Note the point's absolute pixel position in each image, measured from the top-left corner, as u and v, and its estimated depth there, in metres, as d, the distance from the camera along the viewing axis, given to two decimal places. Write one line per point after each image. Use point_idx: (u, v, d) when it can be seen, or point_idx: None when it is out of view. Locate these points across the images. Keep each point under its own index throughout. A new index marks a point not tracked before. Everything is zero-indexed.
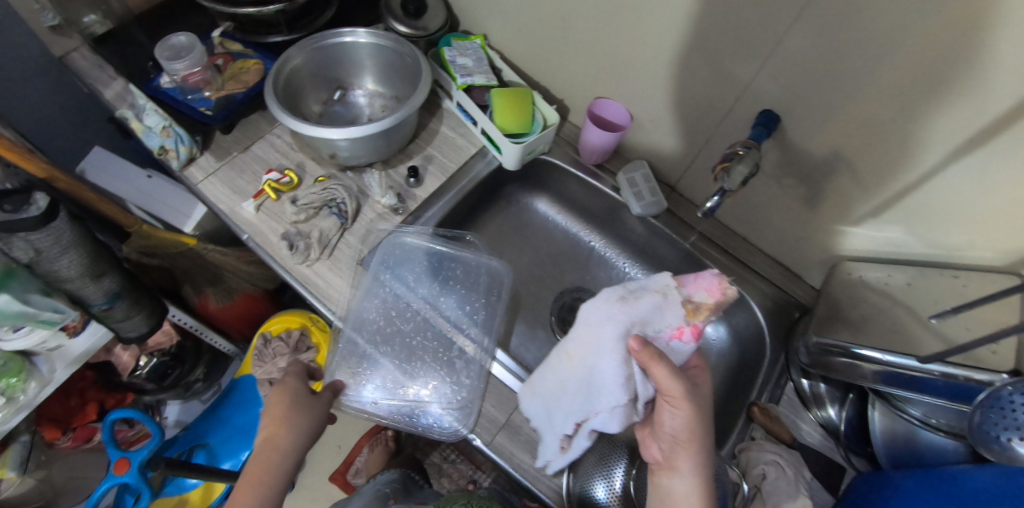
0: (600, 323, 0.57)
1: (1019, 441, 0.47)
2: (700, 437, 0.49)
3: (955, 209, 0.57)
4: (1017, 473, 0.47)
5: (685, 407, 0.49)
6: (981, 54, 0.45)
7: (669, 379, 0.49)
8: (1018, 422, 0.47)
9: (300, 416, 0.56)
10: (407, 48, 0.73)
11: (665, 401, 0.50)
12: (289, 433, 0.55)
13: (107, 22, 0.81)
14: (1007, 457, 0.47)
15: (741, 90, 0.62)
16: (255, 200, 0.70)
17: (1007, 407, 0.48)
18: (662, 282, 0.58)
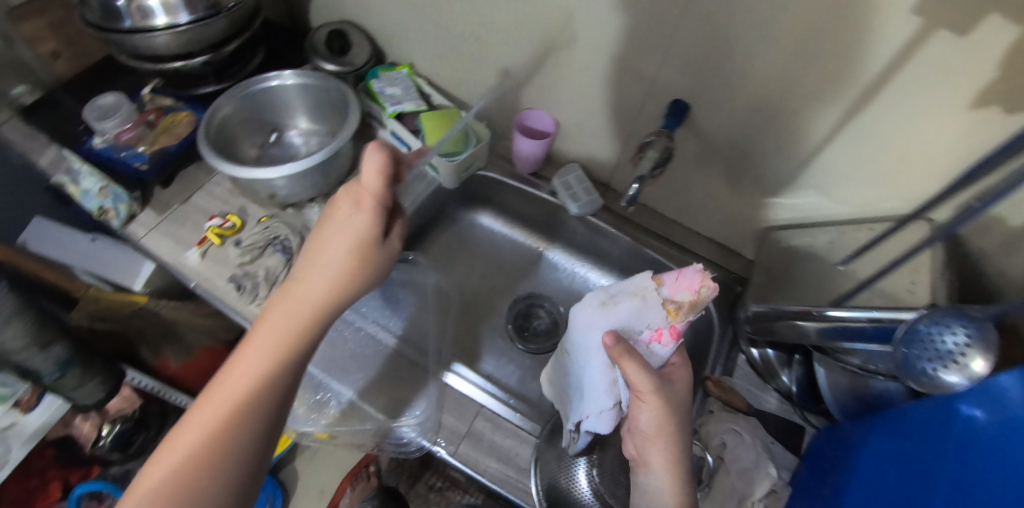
0: (584, 332, 0.57)
1: (944, 369, 0.47)
2: (670, 432, 0.50)
3: (854, 167, 0.62)
4: (947, 402, 0.47)
5: (656, 407, 0.49)
6: (845, 20, 0.50)
7: (641, 381, 0.49)
8: (941, 351, 0.47)
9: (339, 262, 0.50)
10: (333, 83, 0.75)
11: (638, 400, 0.50)
12: (324, 278, 0.51)
13: (36, 91, 0.85)
14: (936, 387, 0.48)
15: (649, 85, 0.67)
16: (198, 247, 0.72)
17: (929, 338, 0.49)
18: (642, 284, 0.57)
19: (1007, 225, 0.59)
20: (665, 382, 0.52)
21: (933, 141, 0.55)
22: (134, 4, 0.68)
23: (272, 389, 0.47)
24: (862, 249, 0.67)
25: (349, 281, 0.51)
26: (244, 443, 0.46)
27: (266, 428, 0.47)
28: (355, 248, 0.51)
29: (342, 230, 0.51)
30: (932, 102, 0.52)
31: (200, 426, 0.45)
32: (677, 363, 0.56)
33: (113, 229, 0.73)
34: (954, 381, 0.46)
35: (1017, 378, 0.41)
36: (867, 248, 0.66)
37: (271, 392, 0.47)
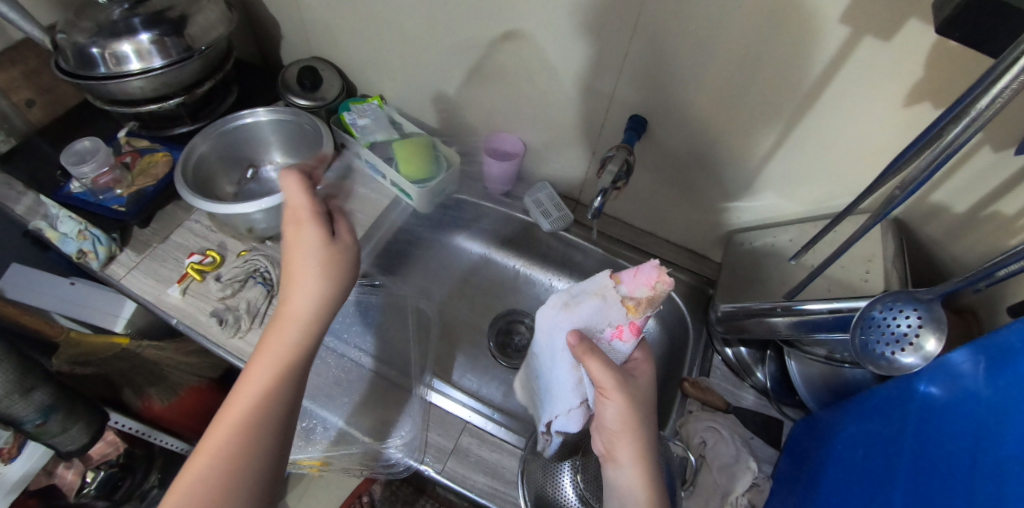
0: (550, 333, 0.59)
1: (901, 352, 0.50)
2: (637, 427, 0.51)
3: (806, 167, 0.66)
4: (911, 381, 0.49)
5: (623, 404, 0.51)
6: (776, 33, 0.55)
7: (604, 379, 0.51)
8: (896, 334, 0.50)
9: (317, 268, 0.51)
10: (305, 117, 0.78)
11: (601, 398, 0.52)
12: (308, 285, 0.51)
13: (11, 139, 0.84)
14: (894, 369, 0.50)
15: (607, 103, 0.71)
16: (179, 284, 0.73)
17: (883, 322, 0.51)
18: (602, 283, 0.59)
19: (950, 211, 0.63)
20: (628, 377, 0.53)
21: (872, 138, 0.59)
22: (109, 51, 0.71)
23: (282, 398, 0.49)
24: (808, 246, 0.68)
25: (331, 285, 0.52)
26: (265, 455, 0.48)
27: (282, 435, 0.50)
28: (330, 252, 0.52)
29: (306, 245, 0.52)
30: (868, 102, 0.56)
31: (215, 456, 0.46)
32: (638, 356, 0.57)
33: (92, 270, 0.74)
34: (911, 362, 0.49)
35: (969, 353, 0.44)
36: (812, 245, 0.68)
37: (282, 402, 0.49)
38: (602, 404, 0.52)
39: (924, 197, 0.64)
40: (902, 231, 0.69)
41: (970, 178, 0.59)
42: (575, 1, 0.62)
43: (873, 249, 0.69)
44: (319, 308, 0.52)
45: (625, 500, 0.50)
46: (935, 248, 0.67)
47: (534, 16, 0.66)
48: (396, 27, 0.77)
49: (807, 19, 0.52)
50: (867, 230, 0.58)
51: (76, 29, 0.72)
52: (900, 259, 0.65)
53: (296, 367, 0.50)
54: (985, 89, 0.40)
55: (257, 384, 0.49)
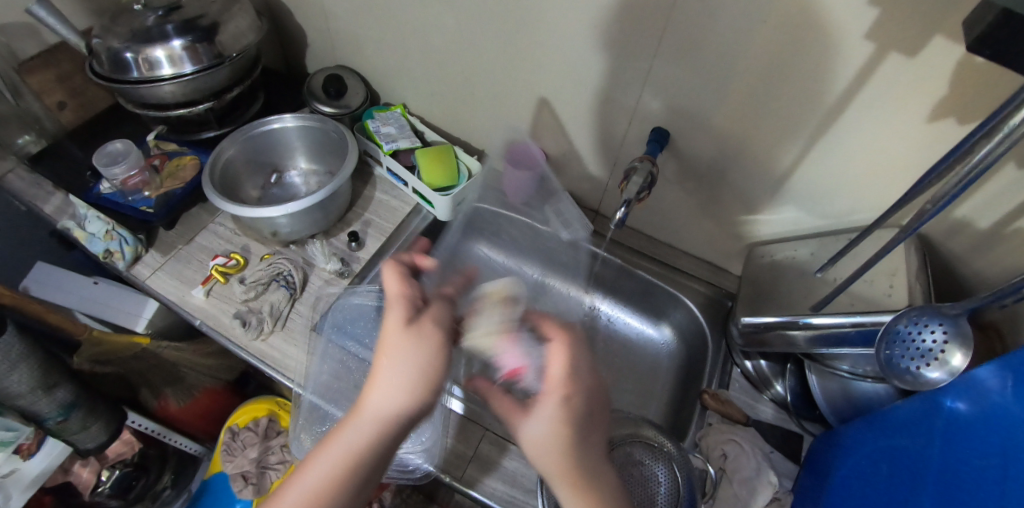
0: None
1: (926, 366, 0.50)
2: (552, 454, 0.40)
3: (828, 181, 0.66)
4: (934, 396, 0.49)
5: (539, 448, 0.40)
6: (801, 47, 0.55)
7: (512, 424, 0.42)
8: (921, 349, 0.50)
9: (399, 369, 0.39)
10: (331, 124, 0.79)
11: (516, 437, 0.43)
12: (385, 390, 0.39)
13: (41, 140, 0.90)
14: (920, 384, 0.50)
15: (629, 114, 0.71)
16: (204, 285, 0.75)
17: (908, 337, 0.51)
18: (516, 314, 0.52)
19: (974, 227, 0.63)
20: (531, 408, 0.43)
21: (896, 154, 0.59)
22: (142, 56, 0.72)
23: None
24: (835, 257, 0.68)
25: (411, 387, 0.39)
26: None
27: None
28: (413, 342, 0.40)
29: (396, 332, 0.40)
30: (892, 118, 0.57)
31: None
32: (552, 380, 0.41)
33: (119, 270, 0.75)
34: (936, 377, 0.49)
35: (996, 370, 0.43)
36: (840, 256, 0.67)
37: None
38: (522, 431, 0.42)
39: (948, 212, 0.64)
40: (925, 246, 0.69)
41: (995, 194, 0.59)
42: (601, 13, 0.63)
43: (895, 264, 0.69)
44: (395, 413, 0.39)
45: None
46: (959, 263, 0.67)
47: (559, 27, 0.67)
48: (422, 37, 0.79)
49: (833, 34, 0.53)
50: (893, 246, 0.58)
51: (110, 34, 0.74)
52: (924, 275, 0.65)
53: (353, 483, 0.39)
54: (1013, 108, 0.40)
55: (290, 500, 0.38)
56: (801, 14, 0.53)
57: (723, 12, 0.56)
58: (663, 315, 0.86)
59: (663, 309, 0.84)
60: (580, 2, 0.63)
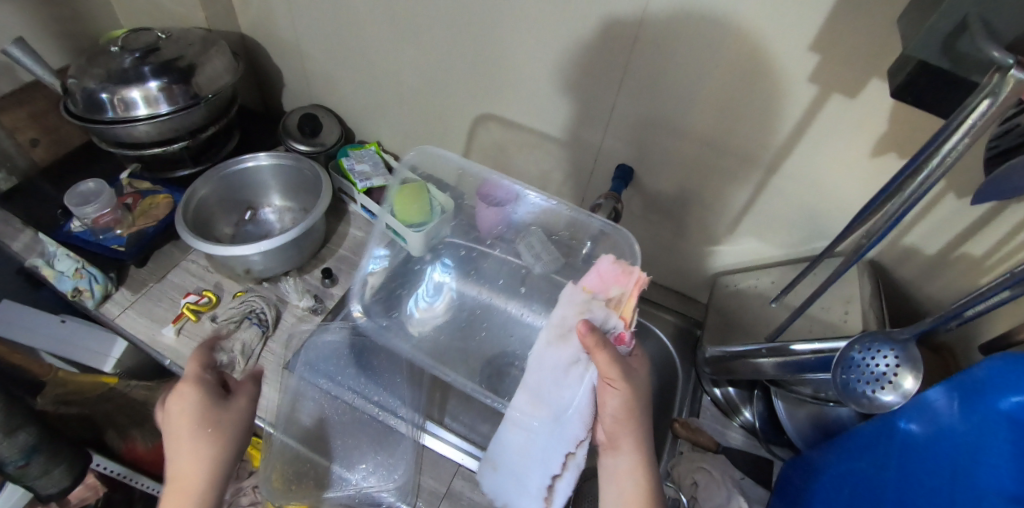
0: (556, 370, 0.60)
1: (880, 390, 0.51)
2: (635, 416, 0.55)
3: (783, 214, 0.70)
4: (891, 418, 0.51)
5: (630, 406, 0.55)
6: (750, 89, 0.59)
7: (617, 383, 0.54)
8: (875, 374, 0.52)
9: (206, 437, 0.53)
10: (306, 163, 0.80)
11: (612, 395, 0.55)
12: (200, 452, 0.53)
13: (11, 178, 0.87)
14: (876, 407, 0.51)
15: (595, 153, 0.75)
16: (174, 323, 0.74)
17: (862, 362, 0.53)
18: (578, 300, 0.63)
19: (922, 254, 0.67)
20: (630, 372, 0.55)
21: (844, 186, 0.63)
22: (118, 97, 0.74)
23: None
24: (787, 289, 0.71)
25: (222, 446, 0.54)
26: None
27: None
28: (223, 420, 0.55)
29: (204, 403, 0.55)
30: (836, 155, 0.60)
31: None
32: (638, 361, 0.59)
33: (87, 309, 0.75)
34: (891, 400, 0.50)
35: (943, 391, 0.47)
36: (790, 288, 0.70)
37: None
38: (615, 396, 0.54)
39: (898, 240, 0.67)
40: (879, 273, 0.72)
41: (938, 223, 0.63)
42: (565, 58, 0.66)
43: (851, 291, 0.72)
44: (213, 464, 0.53)
45: (622, 485, 0.54)
46: (911, 289, 0.70)
47: (526, 70, 0.70)
48: (397, 78, 0.82)
49: (776, 78, 0.57)
50: (840, 273, 0.61)
51: (87, 75, 0.76)
52: (877, 301, 0.68)
53: None
54: (934, 150, 0.44)
55: None
56: (748, 60, 0.57)
57: (677, 58, 0.60)
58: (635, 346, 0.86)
59: (635, 338, 0.86)
60: (546, 48, 0.67)
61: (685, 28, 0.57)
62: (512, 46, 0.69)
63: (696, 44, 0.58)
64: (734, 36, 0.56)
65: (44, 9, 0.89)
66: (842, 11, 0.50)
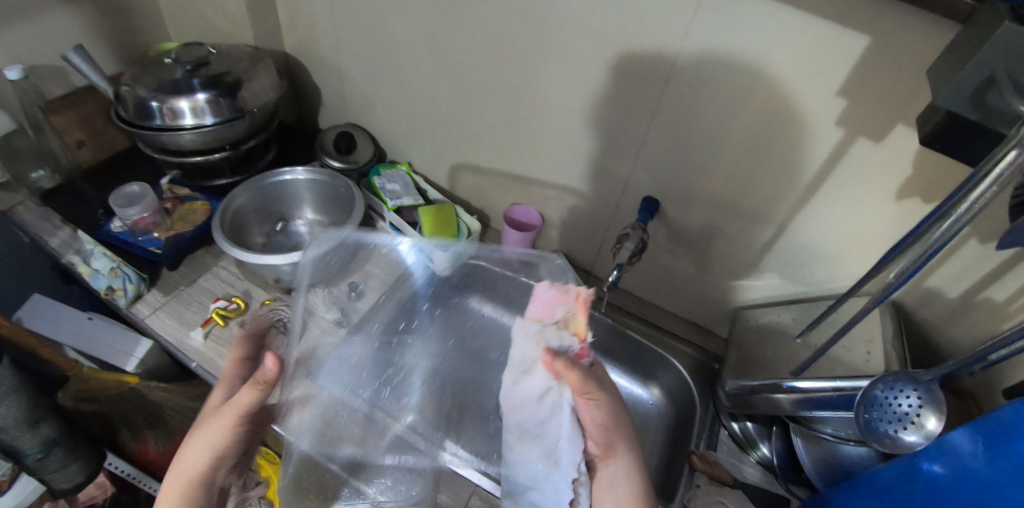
0: (532, 405, 0.55)
1: (904, 430, 0.51)
2: (615, 420, 0.57)
3: (806, 252, 0.71)
4: (915, 460, 0.52)
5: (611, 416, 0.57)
6: (779, 128, 0.61)
7: (598, 397, 0.56)
8: (899, 413, 0.52)
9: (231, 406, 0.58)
10: (341, 180, 0.83)
11: (597, 411, 0.56)
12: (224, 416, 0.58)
13: (55, 176, 0.92)
14: (898, 447, 0.51)
15: (622, 184, 0.77)
16: (203, 328, 0.76)
17: (886, 402, 0.53)
18: (529, 329, 0.59)
19: (944, 297, 0.67)
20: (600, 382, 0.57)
21: (868, 228, 0.64)
22: (167, 106, 0.77)
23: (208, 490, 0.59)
24: (812, 325, 0.71)
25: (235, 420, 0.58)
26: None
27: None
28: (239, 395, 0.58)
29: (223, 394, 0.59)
30: (862, 197, 0.62)
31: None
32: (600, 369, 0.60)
33: (119, 307, 0.77)
34: (913, 441, 0.51)
35: (967, 433, 0.48)
36: (815, 325, 0.71)
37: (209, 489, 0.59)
38: (591, 408, 0.56)
39: (920, 282, 0.68)
40: (901, 314, 0.72)
41: (961, 268, 0.63)
42: (598, 91, 0.69)
43: (872, 332, 0.72)
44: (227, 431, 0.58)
45: (621, 489, 0.57)
46: (933, 332, 0.70)
47: (558, 100, 0.73)
48: (433, 103, 0.86)
49: (804, 119, 0.59)
50: (864, 314, 0.61)
51: (139, 84, 0.79)
52: (899, 342, 0.69)
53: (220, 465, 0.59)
54: (960, 198, 0.45)
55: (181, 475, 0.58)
56: (777, 101, 0.59)
57: (707, 96, 0.62)
58: (652, 376, 0.86)
59: (653, 369, 0.86)
60: (579, 81, 0.69)
61: (717, 68, 0.60)
62: (546, 77, 0.72)
63: (727, 84, 0.60)
64: (764, 78, 0.58)
65: (102, 20, 0.94)
66: (872, 60, 0.52)
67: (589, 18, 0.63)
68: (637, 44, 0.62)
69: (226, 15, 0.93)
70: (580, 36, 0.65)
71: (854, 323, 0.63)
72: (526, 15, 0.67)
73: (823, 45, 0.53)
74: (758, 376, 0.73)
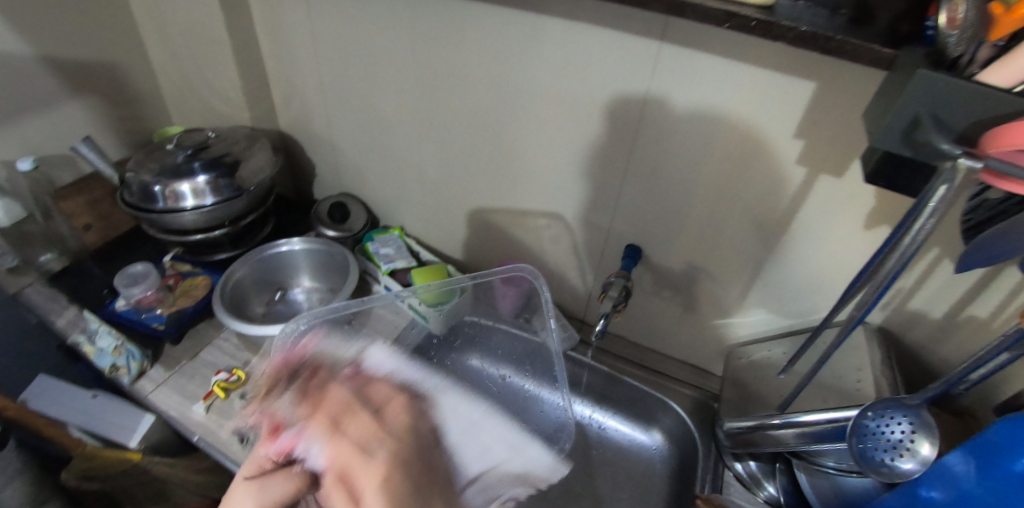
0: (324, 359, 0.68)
1: (900, 458, 0.52)
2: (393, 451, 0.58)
3: (787, 286, 0.73)
4: (913, 487, 0.52)
5: (393, 451, 0.58)
6: (745, 172, 0.64)
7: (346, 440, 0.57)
8: (892, 441, 0.52)
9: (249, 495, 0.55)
10: (336, 247, 0.87)
11: (364, 451, 0.57)
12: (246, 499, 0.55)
13: (62, 258, 0.96)
14: (896, 476, 0.52)
15: (605, 234, 0.80)
16: (205, 400, 0.77)
17: (878, 431, 0.53)
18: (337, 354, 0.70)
19: (929, 318, 0.68)
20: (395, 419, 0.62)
21: (842, 257, 0.66)
22: (170, 190, 0.82)
23: None
24: (794, 361, 0.73)
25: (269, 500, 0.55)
26: None
27: None
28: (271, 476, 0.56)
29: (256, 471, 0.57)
30: (833, 230, 0.64)
31: None
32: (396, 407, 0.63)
33: (123, 385, 0.78)
34: (910, 468, 0.51)
35: (960, 455, 0.49)
36: (797, 359, 0.72)
37: None
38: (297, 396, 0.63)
39: (903, 306, 0.70)
40: (888, 340, 0.73)
41: (938, 288, 0.65)
42: (572, 145, 0.73)
43: (863, 359, 0.73)
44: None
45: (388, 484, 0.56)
46: (924, 354, 0.71)
47: (535, 156, 0.77)
48: (419, 167, 0.90)
49: (765, 160, 0.62)
50: (840, 342, 0.61)
51: (143, 169, 0.84)
52: (889, 368, 0.69)
53: None
54: (906, 230, 0.47)
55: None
56: (739, 148, 0.63)
57: (673, 147, 0.66)
58: (653, 420, 0.86)
59: (653, 412, 0.86)
60: (555, 141, 0.74)
61: (679, 121, 0.64)
62: (522, 135, 0.76)
63: (690, 132, 0.64)
64: (724, 128, 0.62)
65: (109, 112, 1.01)
66: (819, 106, 0.56)
67: (558, 81, 0.68)
68: (603, 101, 0.67)
69: (225, 100, 1.00)
70: (552, 101, 0.70)
71: (830, 356, 0.64)
72: (500, 84, 0.72)
73: (773, 94, 0.57)
74: (753, 413, 0.73)
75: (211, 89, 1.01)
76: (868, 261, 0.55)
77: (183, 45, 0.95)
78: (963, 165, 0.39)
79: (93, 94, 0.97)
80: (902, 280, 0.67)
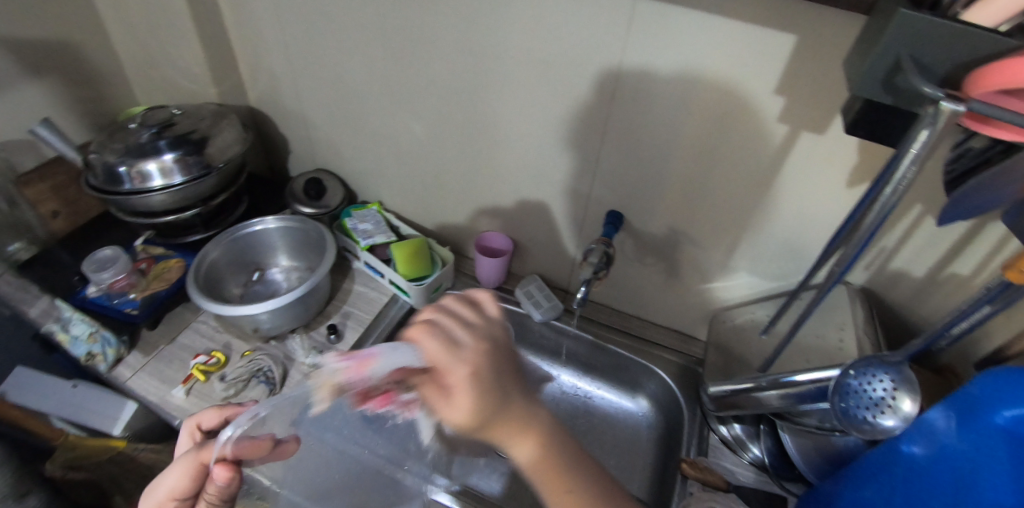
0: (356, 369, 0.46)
1: (881, 415, 0.51)
2: (484, 352, 0.45)
3: (769, 248, 0.72)
4: (895, 443, 0.51)
5: (484, 336, 0.47)
6: (726, 131, 0.62)
7: (431, 338, 0.45)
8: (874, 399, 0.52)
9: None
10: (311, 223, 0.85)
11: (452, 345, 0.45)
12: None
13: (32, 247, 0.93)
14: (878, 432, 0.51)
15: (585, 201, 0.79)
16: (183, 385, 0.76)
17: (860, 388, 0.53)
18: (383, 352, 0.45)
19: (911, 276, 0.68)
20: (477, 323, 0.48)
21: (822, 216, 0.66)
22: (134, 170, 0.78)
23: None
24: (774, 322, 0.73)
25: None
26: None
27: None
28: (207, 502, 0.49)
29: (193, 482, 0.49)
30: (813, 187, 0.63)
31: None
32: (468, 304, 0.50)
33: (100, 373, 0.77)
34: (892, 425, 0.50)
35: (942, 410, 0.47)
36: (777, 321, 0.73)
37: None
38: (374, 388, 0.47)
39: (886, 264, 0.69)
40: (870, 299, 0.73)
41: (921, 246, 0.64)
42: (548, 110, 0.71)
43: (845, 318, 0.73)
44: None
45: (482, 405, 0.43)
46: (905, 313, 0.71)
47: (511, 123, 0.75)
48: (394, 140, 0.88)
49: (746, 119, 0.60)
50: (819, 301, 0.60)
51: (106, 150, 0.81)
52: (870, 327, 0.69)
53: None
54: (887, 181, 0.46)
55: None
56: (720, 107, 0.61)
57: (653, 108, 0.64)
58: (638, 387, 0.87)
59: (639, 379, 0.86)
60: (533, 107, 0.71)
61: (658, 81, 0.62)
62: (497, 101, 0.73)
63: (668, 93, 0.62)
64: (703, 85, 0.60)
65: (69, 93, 0.96)
66: (800, 58, 0.54)
67: (532, 40, 0.65)
68: (578, 63, 0.64)
69: (191, 76, 0.96)
70: (528, 64, 0.67)
71: (807, 316, 0.64)
72: (471, 49, 0.69)
73: (755, 48, 0.55)
74: (735, 377, 0.73)
75: (174, 66, 0.96)
76: (847, 217, 0.54)
77: (142, 19, 0.91)
78: (946, 109, 0.37)
79: (50, 74, 0.92)
80: (885, 238, 0.67)
